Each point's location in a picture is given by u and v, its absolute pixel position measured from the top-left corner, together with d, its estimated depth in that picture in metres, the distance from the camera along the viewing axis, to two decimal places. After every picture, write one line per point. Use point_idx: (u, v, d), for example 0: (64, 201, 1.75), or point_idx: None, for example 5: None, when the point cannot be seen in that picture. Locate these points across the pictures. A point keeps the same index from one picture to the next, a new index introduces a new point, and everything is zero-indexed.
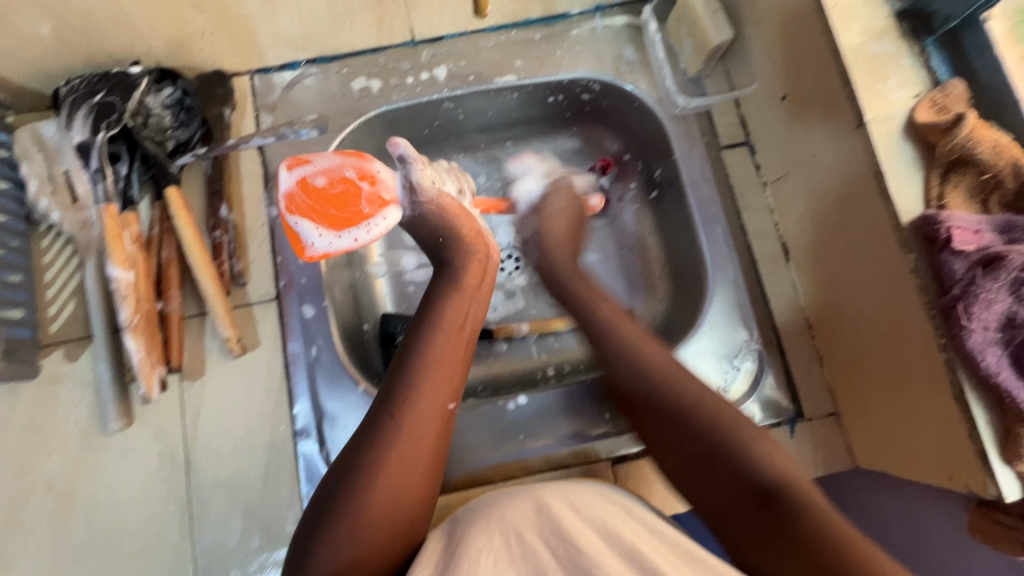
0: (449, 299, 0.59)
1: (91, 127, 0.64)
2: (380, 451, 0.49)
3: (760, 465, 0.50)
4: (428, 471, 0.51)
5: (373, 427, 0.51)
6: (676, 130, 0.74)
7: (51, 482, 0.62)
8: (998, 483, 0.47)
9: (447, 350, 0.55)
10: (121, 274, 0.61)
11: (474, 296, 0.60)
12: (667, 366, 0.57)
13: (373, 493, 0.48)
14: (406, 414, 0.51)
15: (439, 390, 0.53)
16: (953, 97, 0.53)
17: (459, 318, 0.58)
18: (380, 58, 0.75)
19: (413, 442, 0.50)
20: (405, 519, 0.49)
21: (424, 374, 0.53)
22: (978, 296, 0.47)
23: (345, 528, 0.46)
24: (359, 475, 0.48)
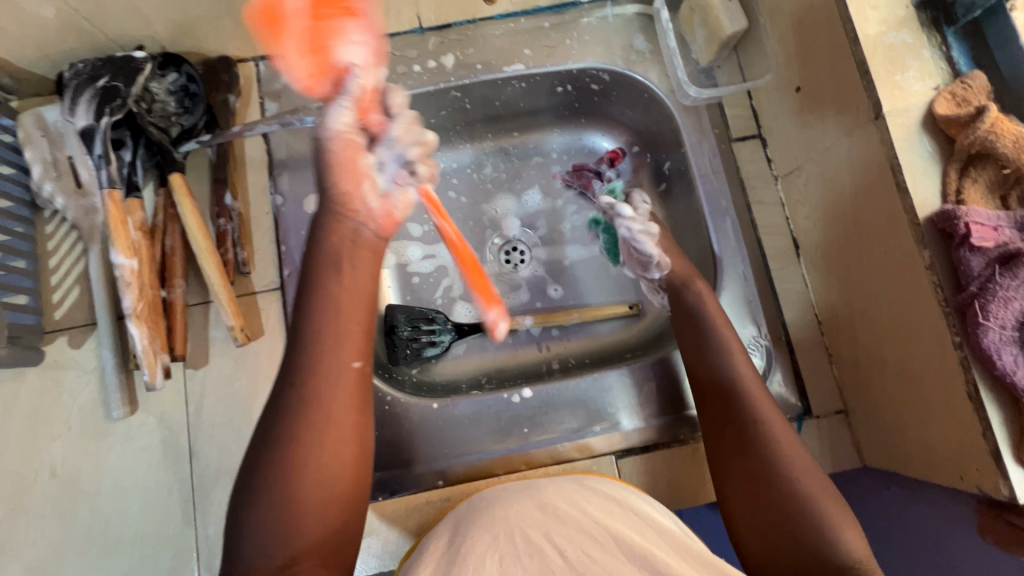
0: (327, 257, 0.50)
1: (94, 112, 0.62)
2: (283, 431, 0.46)
3: (844, 544, 0.48)
4: (349, 448, 0.48)
5: (274, 409, 0.48)
6: (685, 122, 0.73)
7: (54, 468, 0.62)
8: (1011, 485, 0.46)
9: (336, 314, 0.49)
10: (125, 262, 0.60)
11: (353, 252, 0.51)
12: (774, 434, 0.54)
13: (291, 484, 0.46)
14: (299, 388, 0.47)
15: (339, 354, 0.49)
16: (974, 89, 0.51)
17: (346, 283, 0.50)
18: (387, 45, 0.74)
19: (315, 417, 0.47)
20: (333, 503, 0.47)
21: (314, 342, 0.48)
22: (996, 294, 0.46)
23: (270, 516, 0.45)
24: (271, 460, 0.46)
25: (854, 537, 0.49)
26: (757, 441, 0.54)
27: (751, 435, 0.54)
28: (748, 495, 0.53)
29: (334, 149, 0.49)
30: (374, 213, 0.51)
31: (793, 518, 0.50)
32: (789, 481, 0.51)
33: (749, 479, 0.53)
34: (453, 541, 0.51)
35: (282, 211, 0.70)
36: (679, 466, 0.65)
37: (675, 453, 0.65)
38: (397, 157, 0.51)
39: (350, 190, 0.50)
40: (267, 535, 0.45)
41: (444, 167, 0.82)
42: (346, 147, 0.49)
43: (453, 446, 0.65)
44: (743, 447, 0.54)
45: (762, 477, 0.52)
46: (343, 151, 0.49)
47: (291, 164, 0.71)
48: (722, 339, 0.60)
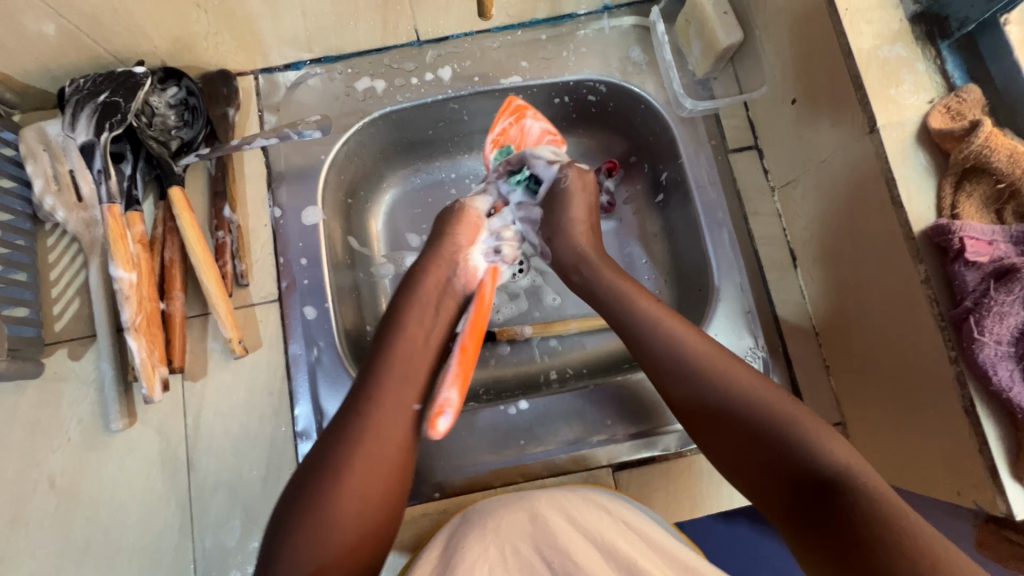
0: (415, 306, 0.60)
1: (94, 127, 0.62)
2: (347, 449, 0.50)
3: (829, 455, 0.48)
4: (398, 476, 0.52)
5: (340, 427, 0.51)
6: (682, 133, 0.73)
7: (54, 479, 0.62)
8: (1008, 501, 0.46)
9: (410, 353, 0.57)
10: (124, 275, 0.61)
11: (435, 303, 0.61)
12: (720, 368, 0.54)
13: (340, 499, 0.48)
14: (371, 413, 0.52)
15: (407, 392, 0.54)
16: (969, 102, 0.51)
17: (423, 326, 0.59)
18: (385, 58, 0.74)
19: (382, 441, 0.51)
20: (372, 525, 0.49)
21: (390, 372, 0.54)
22: (991, 309, 0.46)
23: (313, 531, 0.47)
24: (323, 477, 0.49)
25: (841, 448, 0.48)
26: (712, 377, 0.54)
27: (694, 380, 0.54)
28: (718, 431, 0.53)
29: (461, 211, 0.67)
30: (467, 272, 0.65)
31: (765, 440, 0.50)
32: (743, 410, 0.52)
33: (709, 418, 0.53)
34: (446, 551, 0.52)
35: (280, 223, 0.70)
36: (675, 478, 0.65)
37: (671, 465, 0.65)
38: (496, 240, 0.69)
39: (461, 247, 0.65)
40: (303, 549, 0.46)
41: (442, 177, 0.83)
42: (471, 216, 0.67)
43: (449, 459, 0.65)
44: (684, 393, 0.55)
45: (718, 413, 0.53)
46: (466, 215, 0.67)
47: (289, 175, 0.71)
48: (627, 299, 0.60)
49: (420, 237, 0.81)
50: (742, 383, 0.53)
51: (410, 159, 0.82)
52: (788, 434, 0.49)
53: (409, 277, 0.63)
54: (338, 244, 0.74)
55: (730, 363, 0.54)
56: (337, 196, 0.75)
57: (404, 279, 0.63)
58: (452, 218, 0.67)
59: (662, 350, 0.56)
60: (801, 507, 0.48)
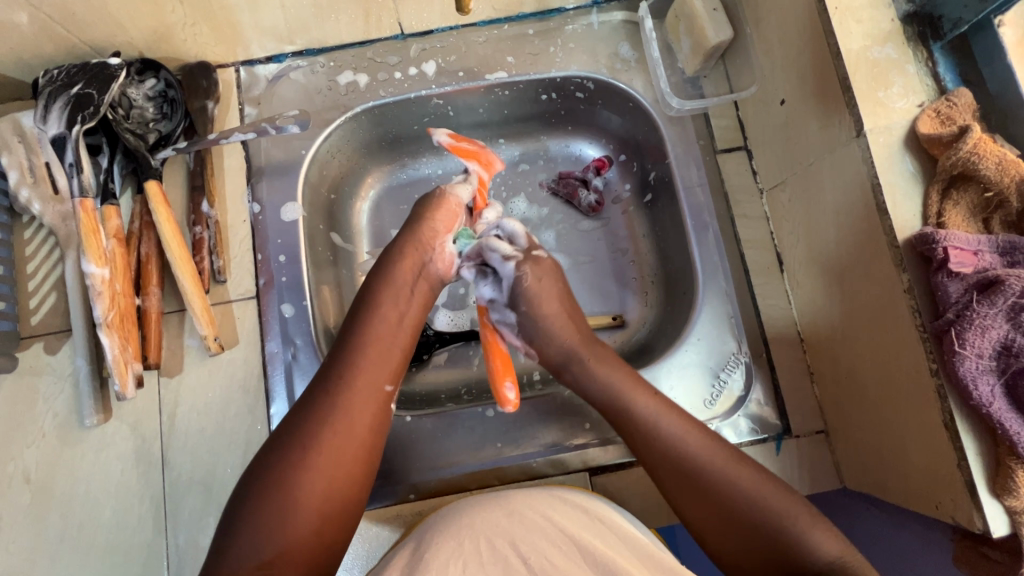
0: (391, 289, 0.58)
1: (66, 121, 0.61)
2: (315, 429, 0.49)
3: (817, 547, 0.48)
4: (365, 458, 0.51)
5: (307, 406, 0.51)
6: (670, 132, 0.72)
7: (28, 474, 0.62)
8: (985, 518, 0.45)
9: (381, 336, 0.55)
10: (97, 270, 0.60)
11: (411, 286, 0.60)
12: (657, 425, 0.54)
13: (303, 480, 0.47)
14: (342, 394, 0.51)
15: (377, 374, 0.53)
16: (959, 107, 0.50)
17: (396, 309, 0.57)
18: (368, 52, 0.73)
19: (349, 421, 0.50)
20: (338, 507, 0.49)
21: (363, 352, 0.54)
22: (972, 322, 0.44)
23: (272, 511, 0.46)
24: (288, 457, 0.48)
25: (824, 537, 0.48)
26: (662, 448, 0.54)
27: (657, 443, 0.54)
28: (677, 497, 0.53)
29: (442, 196, 0.64)
30: (445, 258, 0.62)
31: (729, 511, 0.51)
32: (703, 472, 0.52)
33: (677, 481, 0.53)
34: (418, 547, 0.52)
35: (259, 219, 0.69)
36: (655, 484, 0.64)
37: (650, 471, 0.64)
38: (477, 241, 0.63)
39: (438, 235, 0.62)
40: (263, 531, 0.46)
41: (428, 174, 0.82)
42: (450, 201, 0.64)
43: (425, 460, 0.64)
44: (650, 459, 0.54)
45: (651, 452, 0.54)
46: (445, 198, 0.64)
47: (269, 170, 0.70)
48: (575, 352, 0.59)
49: None
50: (671, 434, 0.54)
51: (396, 155, 0.80)
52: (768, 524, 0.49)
53: (383, 258, 0.61)
54: (319, 241, 0.73)
55: (660, 412, 0.55)
56: (318, 191, 0.74)
57: (380, 258, 0.61)
58: (431, 204, 0.63)
59: (601, 396, 0.58)
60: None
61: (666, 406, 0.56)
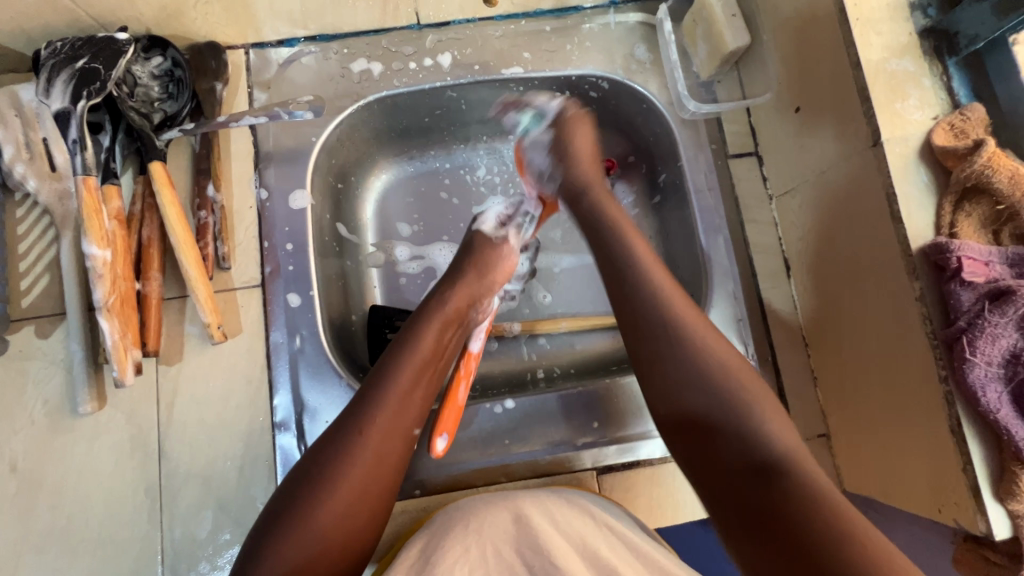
0: (436, 325, 0.58)
1: (70, 95, 0.59)
2: (348, 463, 0.48)
3: (775, 438, 0.47)
4: (385, 493, 0.50)
5: (341, 437, 0.49)
6: (682, 135, 0.72)
7: (15, 462, 0.60)
8: (988, 521, 0.47)
9: (421, 379, 0.54)
10: (98, 253, 0.58)
11: (454, 329, 0.60)
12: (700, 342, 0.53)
13: (328, 510, 0.46)
14: (379, 427, 0.50)
15: (412, 416, 0.53)
16: (973, 121, 0.51)
17: (438, 352, 0.57)
18: (383, 40, 0.72)
19: (382, 459, 0.49)
20: (354, 537, 0.47)
21: (405, 392, 0.53)
22: (983, 330, 0.46)
23: (295, 540, 0.45)
24: (316, 486, 0.47)
25: (782, 430, 0.48)
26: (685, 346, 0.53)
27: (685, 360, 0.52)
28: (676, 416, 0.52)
29: (501, 248, 0.67)
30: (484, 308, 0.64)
31: (719, 435, 0.49)
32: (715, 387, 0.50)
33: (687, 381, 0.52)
34: (424, 553, 0.51)
35: (267, 205, 0.67)
36: (660, 484, 0.65)
37: (656, 470, 0.65)
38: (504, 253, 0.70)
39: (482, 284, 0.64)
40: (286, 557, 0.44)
41: (436, 167, 0.81)
42: (507, 258, 0.67)
43: (431, 456, 0.64)
44: (652, 351, 0.54)
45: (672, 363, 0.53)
46: (504, 251, 0.67)
47: (278, 156, 0.69)
48: (621, 267, 0.58)
49: (411, 227, 0.79)
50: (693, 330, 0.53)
51: (404, 146, 0.79)
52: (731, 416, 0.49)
53: (428, 297, 0.61)
54: (325, 231, 0.72)
55: (697, 325, 0.54)
56: (326, 179, 0.72)
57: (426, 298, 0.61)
58: (490, 258, 0.65)
59: (657, 315, 0.54)
60: (738, 501, 0.46)
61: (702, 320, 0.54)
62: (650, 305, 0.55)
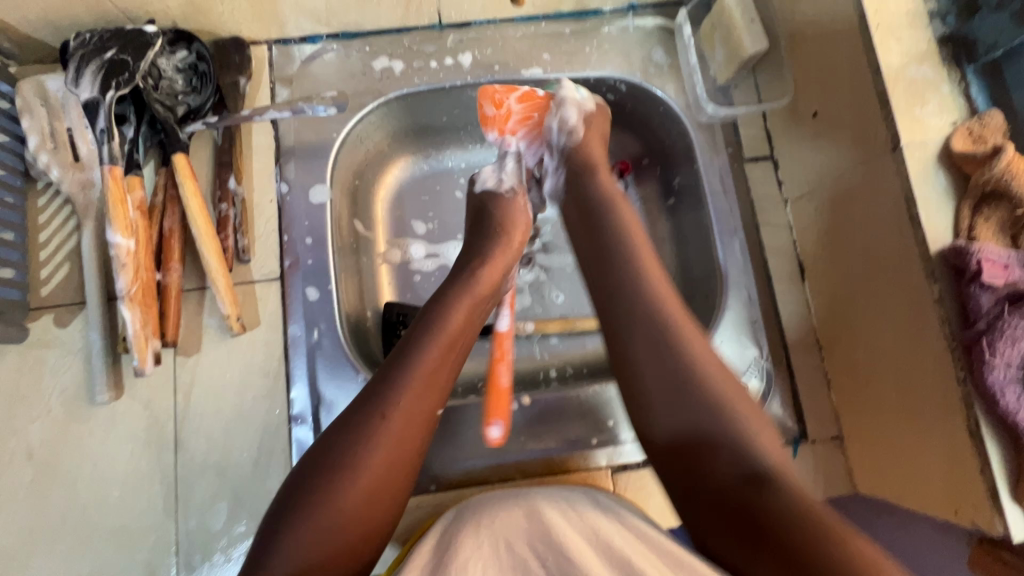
0: (459, 302, 0.56)
1: (100, 84, 0.59)
2: (367, 448, 0.47)
3: (764, 454, 0.49)
4: (408, 474, 0.49)
5: (362, 414, 0.48)
6: (699, 138, 0.73)
7: (31, 450, 0.60)
8: (1006, 522, 0.47)
9: (439, 357, 0.52)
10: (122, 241, 0.58)
11: (480, 307, 0.58)
12: (697, 371, 0.52)
13: (350, 490, 0.45)
14: (399, 408, 0.49)
15: (432, 396, 0.52)
16: (991, 127, 0.52)
17: (459, 332, 0.55)
18: (404, 39, 0.73)
19: (403, 439, 0.48)
20: (379, 519, 0.47)
21: (426, 372, 0.51)
22: (1003, 332, 0.46)
23: (320, 517, 0.44)
24: (336, 463, 0.46)
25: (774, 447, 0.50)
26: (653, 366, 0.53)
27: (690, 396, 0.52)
28: (682, 431, 0.51)
29: (514, 205, 0.65)
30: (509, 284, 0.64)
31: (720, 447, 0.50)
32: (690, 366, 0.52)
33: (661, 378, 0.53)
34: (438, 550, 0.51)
35: (286, 199, 0.68)
36: None
37: None
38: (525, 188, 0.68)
39: (509, 254, 0.62)
40: (307, 538, 0.43)
41: (452, 166, 0.81)
42: (525, 219, 0.65)
43: (445, 451, 0.64)
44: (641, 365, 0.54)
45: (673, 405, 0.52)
46: (514, 207, 0.65)
47: (298, 151, 0.69)
48: (622, 233, 0.59)
49: (427, 224, 0.79)
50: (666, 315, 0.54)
51: (421, 144, 0.80)
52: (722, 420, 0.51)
53: (454, 275, 0.60)
54: (343, 226, 0.72)
55: (689, 337, 0.54)
56: (345, 176, 0.73)
57: (452, 272, 0.60)
58: (511, 223, 0.64)
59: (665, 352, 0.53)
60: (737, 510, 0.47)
61: (692, 330, 0.54)
62: (631, 296, 0.56)
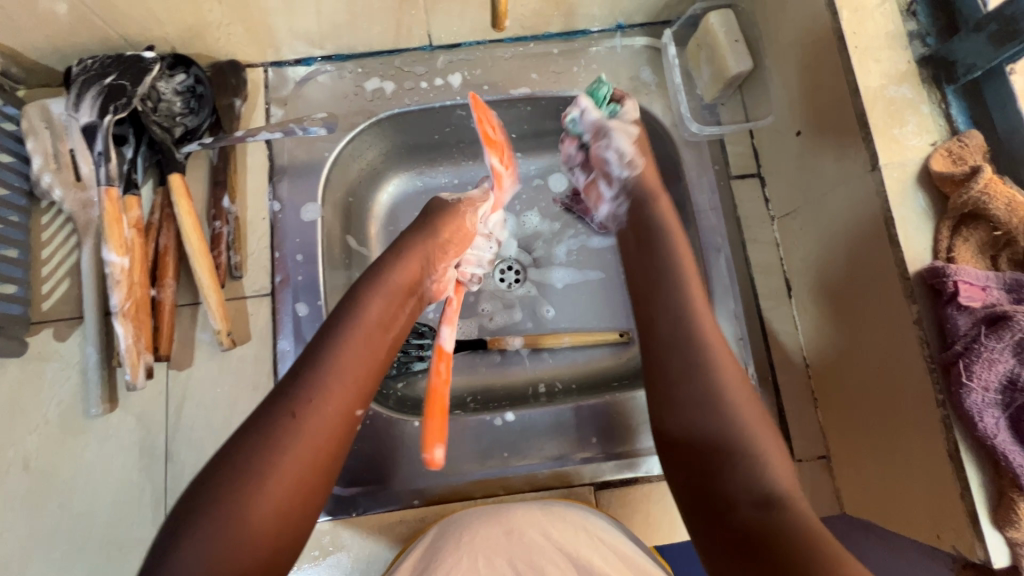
0: (380, 293, 0.58)
1: (98, 108, 0.62)
2: (276, 442, 0.46)
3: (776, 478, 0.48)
4: (325, 472, 0.48)
5: (270, 410, 0.48)
6: (686, 156, 0.73)
7: (28, 461, 0.62)
8: (987, 548, 0.46)
9: (353, 349, 0.53)
10: (117, 259, 0.60)
11: (403, 301, 0.59)
12: (725, 401, 0.51)
13: (259, 494, 0.44)
14: (311, 400, 0.49)
15: (351, 390, 0.51)
16: (971, 147, 0.52)
17: (377, 323, 0.56)
18: (396, 60, 0.75)
19: (315, 433, 0.48)
20: (292, 519, 0.46)
21: (341, 365, 0.52)
22: (981, 355, 0.46)
23: (221, 520, 0.43)
24: (243, 458, 0.45)
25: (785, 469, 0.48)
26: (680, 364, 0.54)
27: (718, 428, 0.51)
28: (693, 431, 0.51)
29: (461, 215, 0.67)
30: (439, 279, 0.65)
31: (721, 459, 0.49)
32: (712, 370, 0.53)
33: (680, 365, 0.54)
34: (420, 565, 0.53)
35: (279, 217, 0.70)
36: (657, 502, 0.65)
37: (654, 488, 0.65)
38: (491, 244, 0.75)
39: (440, 251, 0.64)
40: (205, 549, 0.42)
41: (444, 182, 0.83)
42: (464, 222, 0.67)
43: (430, 467, 0.65)
44: (670, 360, 0.55)
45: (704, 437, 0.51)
46: (464, 218, 0.67)
47: (291, 170, 0.71)
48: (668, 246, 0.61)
49: None
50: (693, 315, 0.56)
51: (414, 162, 0.81)
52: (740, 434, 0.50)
53: (375, 269, 0.60)
54: (335, 242, 0.74)
55: (716, 342, 0.55)
56: (337, 193, 0.74)
57: (374, 266, 0.61)
58: (443, 221, 0.65)
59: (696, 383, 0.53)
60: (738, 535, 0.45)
61: (721, 338, 0.56)
62: (664, 309, 0.57)
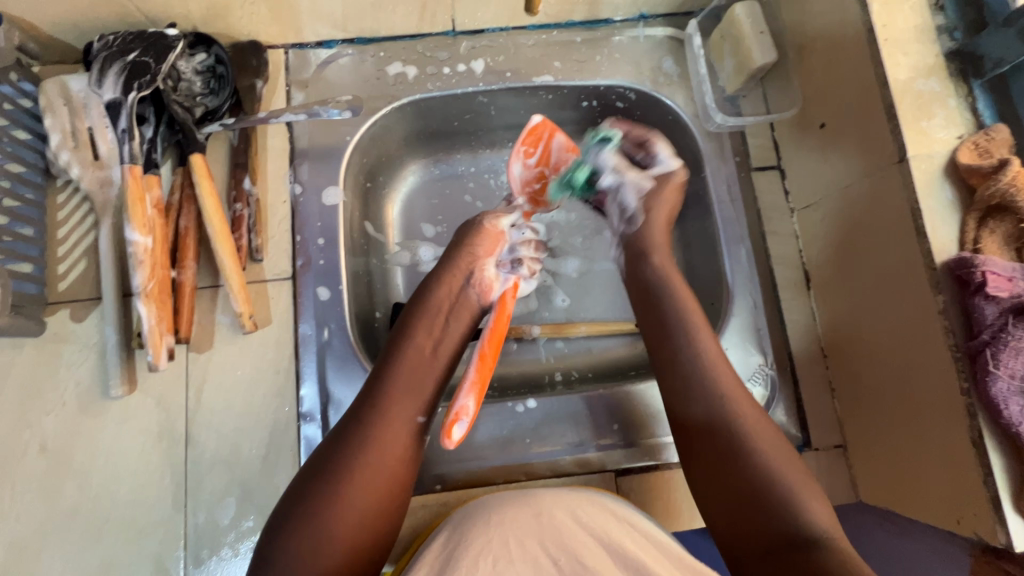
0: (428, 311, 0.60)
1: (121, 86, 0.60)
2: (350, 458, 0.50)
3: (808, 515, 0.47)
4: (398, 481, 0.51)
5: (344, 431, 0.52)
6: (707, 147, 0.74)
7: (45, 443, 0.61)
8: (1009, 533, 0.47)
9: (408, 367, 0.56)
10: (140, 239, 0.60)
11: (446, 316, 0.60)
12: (737, 417, 0.53)
13: (338, 510, 0.48)
14: (377, 420, 0.52)
15: (411, 403, 0.54)
16: (997, 141, 0.52)
17: (428, 341, 0.58)
18: (418, 45, 0.74)
19: (384, 450, 0.51)
20: (371, 529, 0.49)
21: (399, 382, 0.55)
22: (1008, 344, 0.47)
23: (308, 535, 0.46)
24: (324, 478, 0.49)
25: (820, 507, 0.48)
26: (691, 389, 0.55)
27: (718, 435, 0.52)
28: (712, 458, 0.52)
29: (482, 223, 0.65)
30: (483, 283, 0.63)
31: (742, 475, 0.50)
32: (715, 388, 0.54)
33: (684, 391, 0.55)
34: (447, 547, 0.52)
35: (300, 200, 0.69)
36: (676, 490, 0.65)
37: (672, 476, 0.65)
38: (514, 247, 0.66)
39: (478, 258, 0.63)
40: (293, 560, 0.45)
41: (462, 170, 0.82)
42: (490, 230, 0.65)
43: (452, 452, 0.65)
44: (680, 387, 0.56)
45: (704, 437, 0.53)
46: (487, 224, 0.65)
47: (312, 154, 0.70)
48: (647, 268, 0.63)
49: (436, 228, 0.80)
50: (690, 344, 0.57)
51: (433, 149, 0.81)
52: (749, 454, 0.51)
53: (422, 290, 0.62)
54: (354, 227, 0.73)
55: (717, 365, 0.56)
56: (356, 178, 0.74)
57: (423, 286, 0.62)
58: (473, 232, 0.64)
59: (691, 397, 0.55)
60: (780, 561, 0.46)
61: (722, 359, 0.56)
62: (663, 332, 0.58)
